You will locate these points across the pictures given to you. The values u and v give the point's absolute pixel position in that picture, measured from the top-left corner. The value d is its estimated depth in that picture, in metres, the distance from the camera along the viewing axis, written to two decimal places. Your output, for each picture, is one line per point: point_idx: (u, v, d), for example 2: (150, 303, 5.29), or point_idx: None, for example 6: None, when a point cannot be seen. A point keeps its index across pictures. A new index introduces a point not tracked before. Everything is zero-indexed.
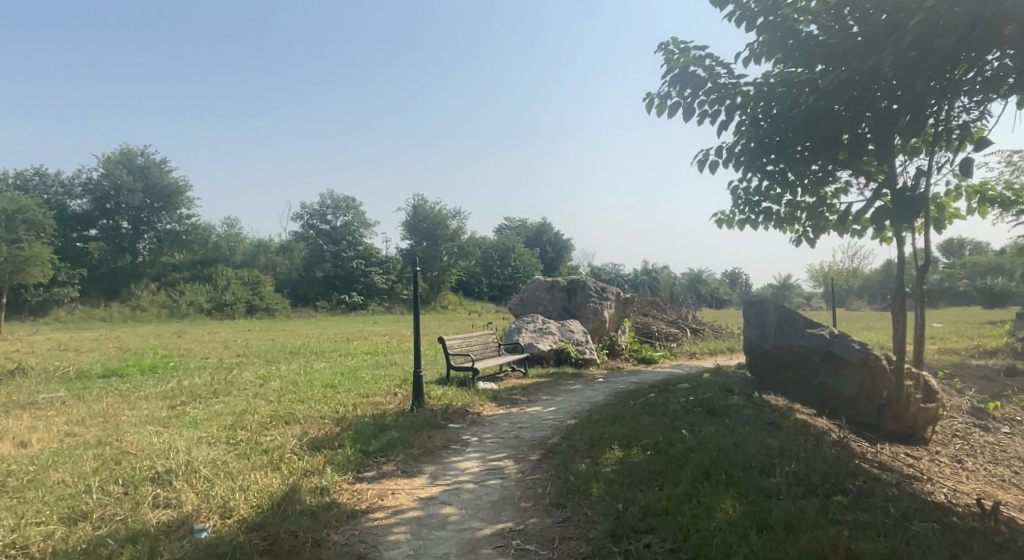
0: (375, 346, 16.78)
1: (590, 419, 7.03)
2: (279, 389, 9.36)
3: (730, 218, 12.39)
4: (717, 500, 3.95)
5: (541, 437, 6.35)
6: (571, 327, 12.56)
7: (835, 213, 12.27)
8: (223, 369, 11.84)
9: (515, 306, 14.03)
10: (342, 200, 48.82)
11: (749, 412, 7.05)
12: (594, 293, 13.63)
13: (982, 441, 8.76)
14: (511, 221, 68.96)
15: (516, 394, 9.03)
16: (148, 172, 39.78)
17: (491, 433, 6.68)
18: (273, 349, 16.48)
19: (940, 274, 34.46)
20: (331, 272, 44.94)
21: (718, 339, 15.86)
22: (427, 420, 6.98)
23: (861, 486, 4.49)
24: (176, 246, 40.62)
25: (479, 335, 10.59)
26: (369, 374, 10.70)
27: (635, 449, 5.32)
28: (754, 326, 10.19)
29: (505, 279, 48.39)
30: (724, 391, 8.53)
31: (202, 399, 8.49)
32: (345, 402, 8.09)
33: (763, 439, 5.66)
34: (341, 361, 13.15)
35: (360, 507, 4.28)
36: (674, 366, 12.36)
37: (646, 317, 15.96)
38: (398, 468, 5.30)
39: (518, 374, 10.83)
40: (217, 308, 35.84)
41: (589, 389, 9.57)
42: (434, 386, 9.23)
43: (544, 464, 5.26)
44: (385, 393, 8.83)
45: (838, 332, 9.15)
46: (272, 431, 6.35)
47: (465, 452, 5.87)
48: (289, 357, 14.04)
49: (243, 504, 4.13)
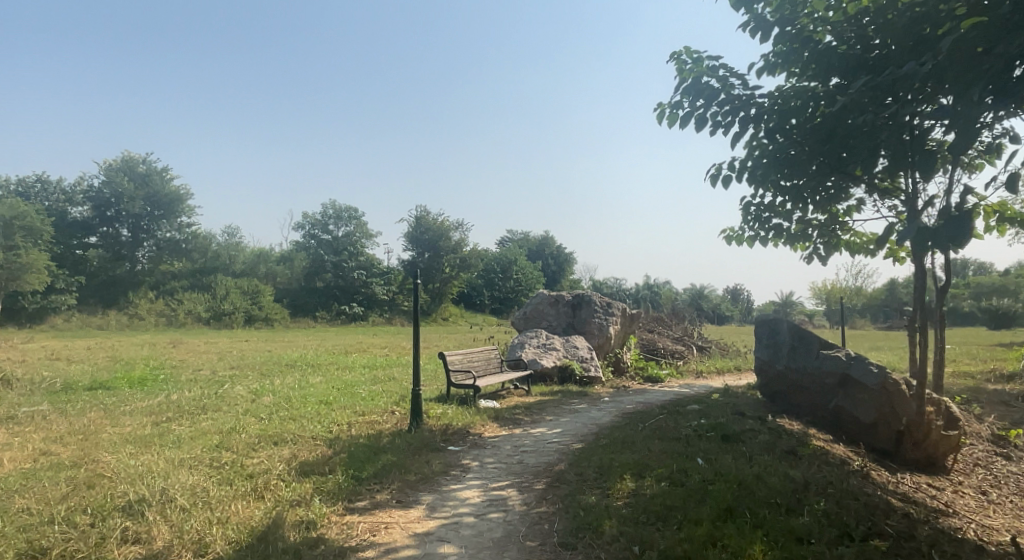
0: (373, 360, 16.40)
1: (598, 443, 6.64)
2: (272, 404, 9.00)
3: (739, 234, 12.07)
4: (744, 544, 3.55)
5: (546, 463, 5.97)
6: (575, 343, 12.20)
7: (847, 230, 11.98)
8: (216, 382, 11.48)
9: (518, 320, 13.68)
10: (344, 210, 48.62)
11: (766, 438, 6.66)
12: (599, 309, 13.28)
13: (1006, 470, 8.33)
14: (513, 233, 68.78)
15: (519, 413, 8.64)
16: (149, 180, 39.66)
17: (493, 457, 6.30)
18: (269, 361, 16.13)
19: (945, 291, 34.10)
20: (331, 282, 44.63)
21: (725, 357, 15.47)
22: (426, 443, 6.60)
23: (899, 527, 4.08)
24: (175, 254, 40.40)
25: (481, 351, 10.22)
26: (366, 390, 10.34)
27: (649, 481, 4.94)
28: (766, 346, 9.80)
29: (507, 292, 47.94)
30: (737, 414, 8.13)
31: (190, 415, 8.12)
32: (340, 420, 7.72)
33: (785, 470, 5.25)
34: (338, 375, 12.77)
35: (350, 545, 3.90)
36: (682, 385, 11.97)
37: (651, 333, 15.59)
38: (393, 497, 4.92)
39: (521, 392, 10.45)
40: (216, 317, 35.48)
41: (595, 409, 9.17)
42: (433, 404, 8.85)
43: (550, 495, 4.87)
44: (382, 410, 8.47)
45: (855, 354, 8.72)
46: (260, 453, 5.97)
47: (465, 479, 5.49)
48: (284, 370, 13.68)
49: (220, 539, 3.76)
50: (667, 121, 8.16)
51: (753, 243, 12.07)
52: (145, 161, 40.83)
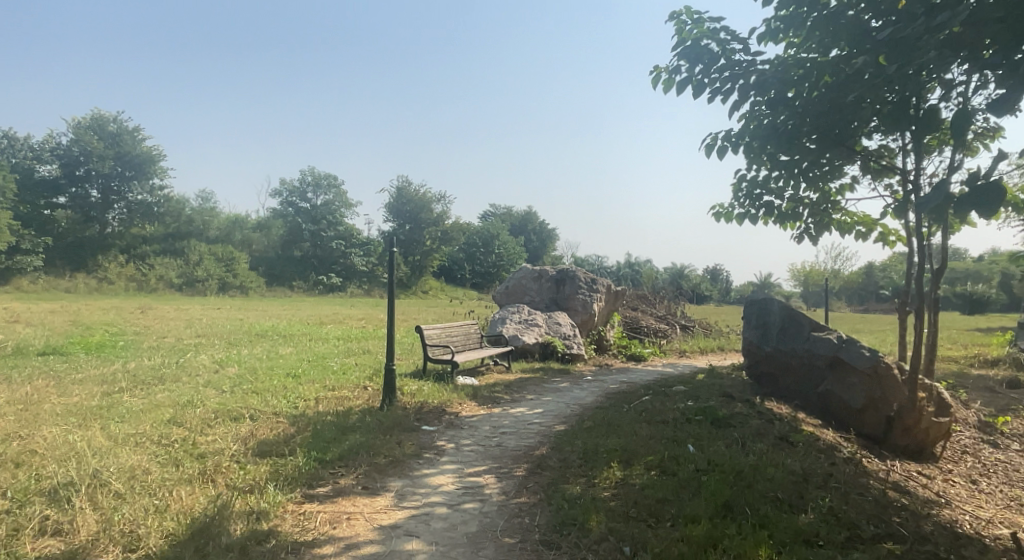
0: (348, 332, 15.87)
1: (581, 426, 6.26)
2: (237, 376, 8.49)
3: (729, 212, 11.77)
4: (749, 545, 3.18)
5: (527, 446, 5.56)
6: (558, 320, 11.79)
7: (839, 210, 11.71)
8: (180, 351, 10.91)
9: (499, 295, 13.22)
10: (324, 178, 47.49)
11: (758, 424, 6.33)
12: (584, 284, 12.90)
13: (993, 458, 8.15)
14: (495, 207, 68.04)
15: (498, 391, 8.24)
16: (120, 139, 38.17)
17: (470, 438, 5.88)
18: (240, 330, 15.54)
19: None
20: (309, 252, 43.71)
21: (709, 337, 15.22)
22: (398, 422, 6.17)
23: (911, 527, 3.73)
24: (147, 217, 39.08)
25: (459, 325, 9.77)
26: (338, 363, 9.88)
27: (637, 469, 4.57)
28: (754, 326, 9.48)
29: (488, 267, 47.28)
30: (724, 397, 7.81)
31: (146, 386, 7.58)
32: (307, 395, 7.24)
33: (780, 460, 4.90)
34: (310, 347, 12.23)
35: (305, 539, 3.46)
36: (666, 365, 11.68)
37: (635, 311, 15.26)
38: (358, 483, 4.48)
39: (501, 368, 10.05)
40: (189, 283, 34.48)
41: (578, 389, 8.81)
42: (407, 380, 8.40)
43: (531, 484, 4.46)
44: (353, 385, 8.01)
45: (846, 337, 8.42)
46: (214, 430, 5.48)
47: (438, 464, 5.06)
48: (254, 340, 13.13)
49: (154, 532, 3.29)
50: (664, 87, 7.67)
51: (743, 221, 11.79)
52: (115, 120, 39.21)
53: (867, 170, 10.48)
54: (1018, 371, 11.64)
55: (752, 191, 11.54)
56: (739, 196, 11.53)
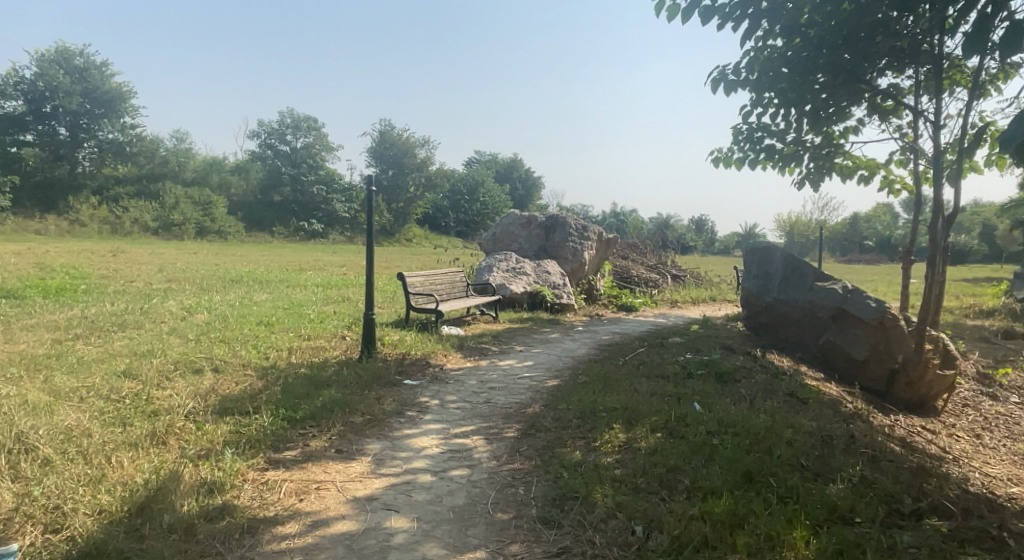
0: (328, 279, 15.28)
1: (576, 380, 5.82)
2: (206, 324, 7.91)
3: (727, 156, 11.31)
4: (780, 524, 2.73)
5: (518, 403, 5.11)
6: (547, 269, 11.25)
7: (842, 154, 11.22)
8: (147, 296, 10.26)
9: (486, 242, 12.63)
10: (303, 119, 45.83)
11: (763, 379, 5.94)
12: (574, 232, 12.33)
13: (994, 411, 7.91)
14: (480, 153, 66.73)
15: (485, 342, 7.77)
16: (88, 74, 36.14)
17: (455, 394, 5.41)
18: (214, 275, 14.84)
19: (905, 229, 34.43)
20: (289, 196, 42.44)
21: (700, 287, 14.85)
22: (378, 376, 5.67)
23: (950, 496, 3.34)
24: (120, 157, 37.40)
25: (444, 272, 9.23)
26: (316, 311, 9.33)
27: (642, 431, 4.13)
28: (755, 276, 9.05)
29: (473, 215, 45.88)
30: (723, 349, 7.44)
31: (104, 332, 6.98)
32: (280, 345, 6.71)
33: (796, 420, 4.50)
34: (287, 294, 11.63)
35: (265, 516, 2.98)
36: (659, 315, 11.29)
37: (626, 260, 14.79)
38: (331, 446, 4.01)
39: (488, 318, 9.57)
40: (165, 227, 33.37)
41: (569, 340, 8.38)
42: (389, 330, 7.89)
43: (524, 447, 4.01)
44: (331, 335, 7.49)
45: (851, 287, 8.02)
46: (172, 383, 4.94)
47: (421, 423, 4.60)
48: (229, 286, 12.50)
49: (85, 508, 2.80)
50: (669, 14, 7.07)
51: (742, 166, 11.34)
52: (82, 53, 36.95)
53: (874, 110, 9.98)
54: (1013, 322, 11.44)
55: (752, 134, 11.05)
56: (739, 140, 11.05)
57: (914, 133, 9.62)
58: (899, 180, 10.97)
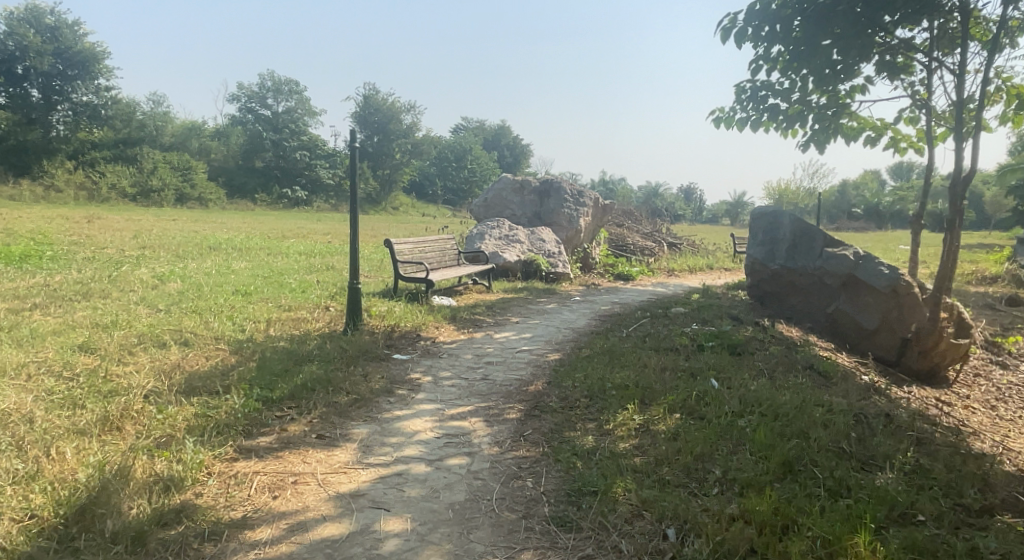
0: (312, 246, 14.67)
1: (579, 354, 5.41)
2: (179, 294, 7.36)
3: (730, 116, 10.83)
4: (839, 527, 2.33)
5: (518, 381, 4.68)
6: (541, 236, 10.76)
7: (849, 115, 10.75)
8: (118, 263, 9.65)
9: (477, 208, 12.08)
10: (285, 83, 44.39)
11: (778, 351, 5.56)
12: (569, 197, 11.83)
13: (1006, 380, 7.64)
14: (468, 119, 65.56)
15: (479, 313, 7.33)
16: (58, 33, 34.45)
17: (449, 370, 4.98)
18: (191, 242, 14.17)
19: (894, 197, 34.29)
20: (272, 162, 41.25)
21: (697, 255, 14.47)
22: (364, 352, 5.22)
23: (1010, 485, 2.98)
24: (95, 120, 35.94)
25: (434, 240, 8.74)
26: (298, 281, 8.81)
27: (659, 412, 3.73)
28: (761, 242, 8.63)
29: (460, 183, 44.85)
30: (730, 320, 7.05)
31: (66, 302, 6.43)
32: (258, 317, 6.21)
33: (823, 397, 4.11)
34: (269, 262, 11.06)
35: (231, 518, 2.53)
36: (657, 284, 10.90)
37: (621, 228, 14.34)
38: (312, 431, 3.56)
39: (481, 287, 9.11)
40: (144, 194, 32.31)
41: (567, 310, 7.96)
42: (376, 300, 7.42)
43: (528, 431, 3.59)
44: (313, 305, 6.99)
45: (863, 253, 7.62)
46: (135, 358, 4.45)
47: (412, 404, 4.16)
48: (207, 253, 11.90)
49: (13, 511, 2.34)
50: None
51: (744, 127, 10.86)
52: (51, 11, 35.11)
53: (884, 67, 9.51)
54: (1017, 289, 11.18)
55: (756, 93, 10.56)
56: (742, 99, 10.57)
57: (927, 91, 9.18)
58: (908, 141, 10.57)
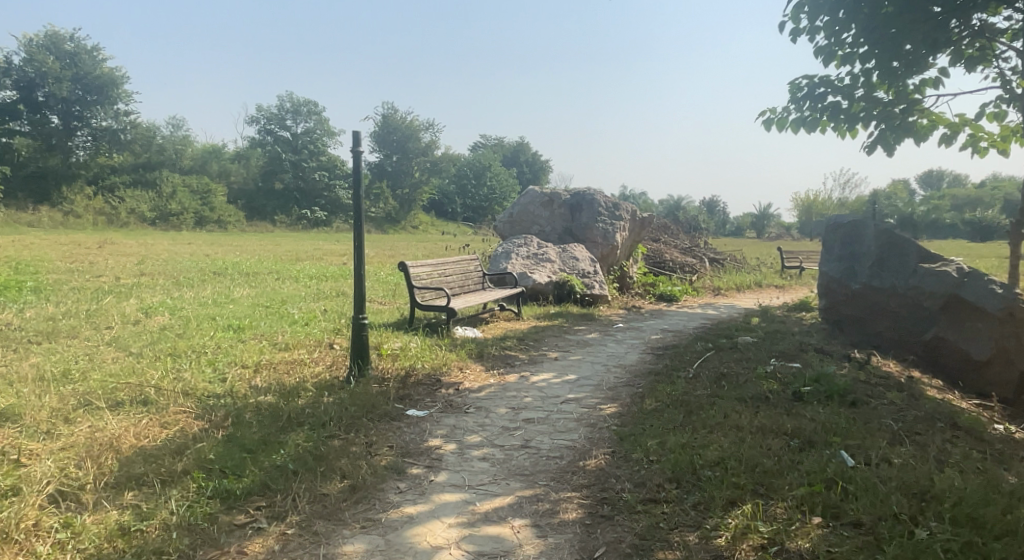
0: (325, 270, 13.69)
1: (644, 407, 4.22)
2: (161, 330, 6.34)
3: (782, 118, 9.63)
4: None
5: (571, 451, 3.51)
6: (574, 255, 9.62)
7: (923, 117, 9.24)
8: (105, 294, 8.68)
9: (502, 225, 10.99)
10: (303, 104, 44.17)
11: (901, 400, 4.30)
12: (603, 211, 10.70)
13: None
14: (486, 137, 64.88)
15: (511, 348, 6.20)
16: (78, 59, 34.41)
17: (478, 433, 3.84)
18: (195, 267, 13.26)
19: (930, 205, 32.62)
20: (291, 184, 40.82)
21: (742, 271, 13.20)
22: (368, 410, 4.09)
23: None
24: (115, 145, 35.77)
25: (455, 261, 7.66)
26: (302, 311, 7.78)
27: (794, 517, 2.55)
28: (837, 258, 7.35)
29: (480, 201, 43.74)
30: (815, 351, 5.81)
31: (21, 345, 5.42)
32: (244, 361, 5.14)
33: (1015, 483, 2.87)
34: (274, 289, 10.04)
35: None
36: (706, 306, 9.70)
37: (657, 242, 13.14)
38: (284, 552, 2.44)
39: (509, 315, 7.99)
40: (163, 218, 31.91)
41: (611, 341, 6.80)
42: (390, 334, 6.33)
43: (602, 552, 2.42)
44: (314, 343, 5.91)
45: (968, 269, 6.19)
46: (65, 428, 3.38)
47: (430, 493, 2.99)
48: (208, 279, 10.94)
49: None
50: None
51: (798, 129, 9.62)
52: (72, 38, 35.15)
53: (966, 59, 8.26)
54: None
55: (813, 91, 9.33)
56: (795, 98, 9.39)
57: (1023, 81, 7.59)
58: (990, 142, 8.97)
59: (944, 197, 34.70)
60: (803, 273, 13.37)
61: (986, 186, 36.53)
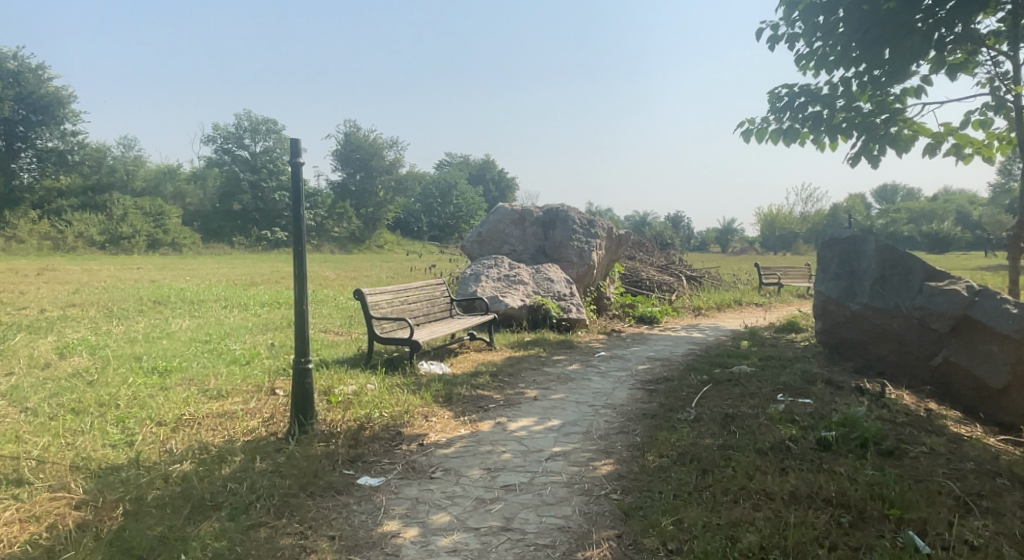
0: (279, 296, 12.70)
1: (646, 464, 3.50)
2: (70, 377, 5.38)
3: (762, 129, 9.17)
4: None
5: (565, 536, 2.75)
6: (549, 275, 8.93)
7: (910, 130, 8.57)
8: (18, 331, 7.59)
9: (470, 244, 10.24)
10: (262, 122, 42.89)
11: (942, 446, 3.65)
12: (578, 228, 10.06)
13: None
14: (451, 155, 64.28)
15: (483, 386, 5.44)
16: (21, 77, 32.57)
17: (446, 510, 3.05)
18: (135, 296, 12.12)
19: (888, 218, 33.18)
20: (250, 204, 39.40)
21: (719, 289, 12.72)
22: (307, 482, 3.28)
23: None
24: (62, 166, 33.90)
25: (418, 287, 6.90)
26: (246, 347, 6.87)
27: None
28: (834, 276, 6.76)
29: (446, 219, 43.12)
30: (824, 382, 5.19)
31: None
32: (161, 417, 4.26)
33: None
34: (219, 319, 9.07)
35: None
36: (689, 328, 9.12)
37: (633, 260, 12.55)
38: None
39: (479, 344, 7.23)
40: (114, 241, 30.27)
41: (595, 373, 6.08)
42: (343, 374, 5.50)
43: None
44: (253, 388, 5.06)
45: (979, 288, 5.60)
46: None
47: None
48: (146, 310, 9.87)
49: None
50: None
51: (779, 140, 9.13)
52: (13, 56, 33.23)
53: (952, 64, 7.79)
54: None
55: (793, 100, 8.81)
56: (775, 108, 8.89)
57: (1018, 85, 6.83)
58: (974, 150, 8.39)
59: (900, 210, 35.45)
60: (781, 290, 12.96)
61: (939, 200, 37.50)
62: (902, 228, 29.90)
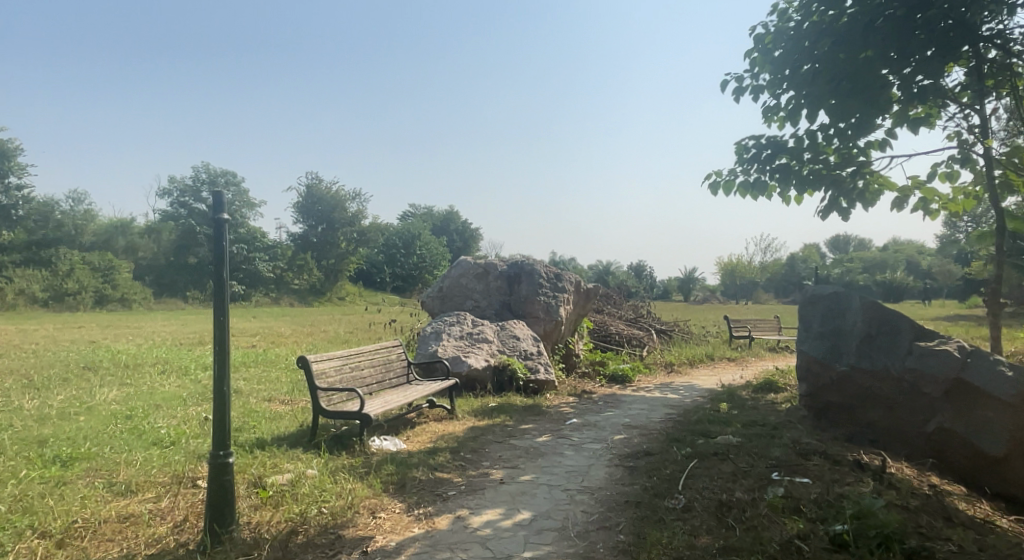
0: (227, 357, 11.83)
1: None
2: None
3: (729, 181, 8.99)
4: None
5: None
6: (514, 333, 8.40)
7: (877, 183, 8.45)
8: None
9: (431, 300, 9.67)
10: (220, 174, 42.06)
11: (970, 542, 3.16)
12: (544, 282, 9.61)
13: None
14: (415, 206, 64.12)
15: (443, 467, 4.80)
16: None
17: None
18: (66, 361, 11.11)
19: (845, 266, 33.94)
20: (206, 258, 38.16)
21: (689, 343, 12.35)
22: None
23: None
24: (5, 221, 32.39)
25: (371, 351, 6.27)
26: (175, 423, 6.07)
27: None
28: (817, 335, 6.39)
29: (410, 270, 42.48)
30: (820, 456, 4.71)
31: None
32: (47, 526, 3.50)
33: None
34: (153, 388, 8.21)
35: None
36: (663, 387, 8.65)
37: (601, 314, 12.13)
38: None
39: (440, 413, 6.58)
40: (57, 298, 28.74)
41: (568, 446, 5.50)
42: (282, 457, 4.79)
43: None
44: (172, 479, 4.32)
45: (971, 348, 5.26)
46: None
47: None
48: (72, 378, 8.94)
49: None
50: None
51: (747, 192, 8.95)
52: None
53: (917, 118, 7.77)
54: None
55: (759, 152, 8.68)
56: (742, 160, 8.73)
57: (987, 138, 6.75)
58: (941, 203, 8.30)
59: (855, 258, 36.39)
60: (752, 343, 12.65)
61: (891, 249, 38.67)
62: (858, 276, 30.57)
